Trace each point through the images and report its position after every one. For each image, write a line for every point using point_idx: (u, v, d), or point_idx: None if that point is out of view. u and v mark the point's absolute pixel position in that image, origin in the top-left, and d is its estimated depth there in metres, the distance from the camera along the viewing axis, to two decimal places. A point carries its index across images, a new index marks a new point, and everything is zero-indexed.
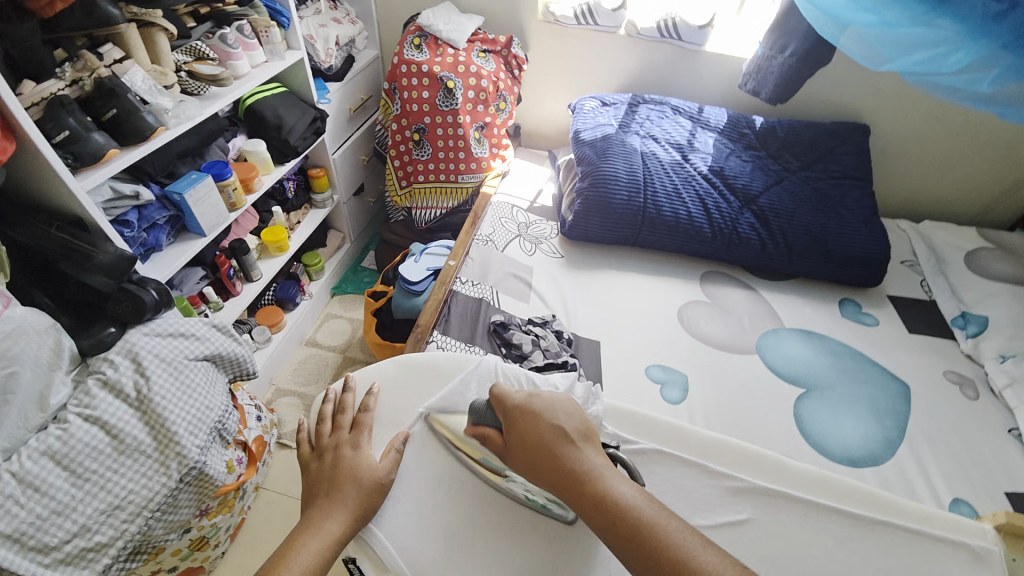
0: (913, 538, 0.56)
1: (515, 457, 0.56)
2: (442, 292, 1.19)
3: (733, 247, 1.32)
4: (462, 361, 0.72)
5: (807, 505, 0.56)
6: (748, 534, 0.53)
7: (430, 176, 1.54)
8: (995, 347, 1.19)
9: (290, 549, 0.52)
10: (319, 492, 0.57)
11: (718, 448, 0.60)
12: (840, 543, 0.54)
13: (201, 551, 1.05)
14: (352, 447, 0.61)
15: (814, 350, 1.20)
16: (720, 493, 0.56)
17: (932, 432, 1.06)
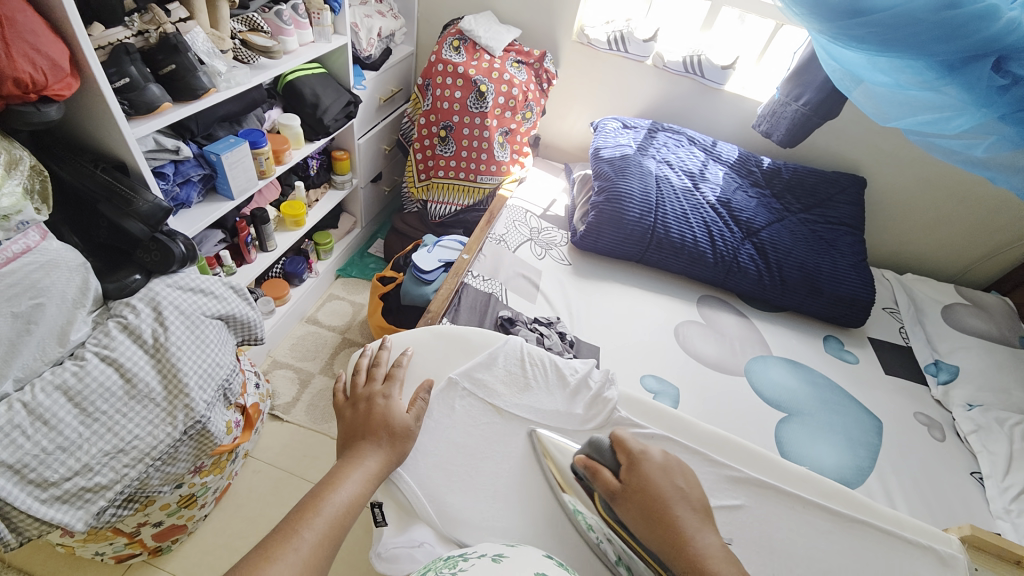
0: (890, 539, 0.60)
1: (629, 506, 0.53)
2: (453, 282, 1.23)
3: (731, 275, 1.39)
4: (488, 336, 0.75)
5: (794, 500, 0.61)
6: (740, 518, 0.59)
7: (450, 172, 1.60)
8: (964, 396, 1.28)
9: (335, 477, 0.54)
10: (357, 435, 0.60)
11: (715, 440, 0.66)
12: (821, 535, 0.59)
13: (188, 509, 1.06)
14: (385, 398, 0.64)
15: (797, 379, 1.27)
16: (718, 480, 0.62)
17: (901, 467, 1.13)
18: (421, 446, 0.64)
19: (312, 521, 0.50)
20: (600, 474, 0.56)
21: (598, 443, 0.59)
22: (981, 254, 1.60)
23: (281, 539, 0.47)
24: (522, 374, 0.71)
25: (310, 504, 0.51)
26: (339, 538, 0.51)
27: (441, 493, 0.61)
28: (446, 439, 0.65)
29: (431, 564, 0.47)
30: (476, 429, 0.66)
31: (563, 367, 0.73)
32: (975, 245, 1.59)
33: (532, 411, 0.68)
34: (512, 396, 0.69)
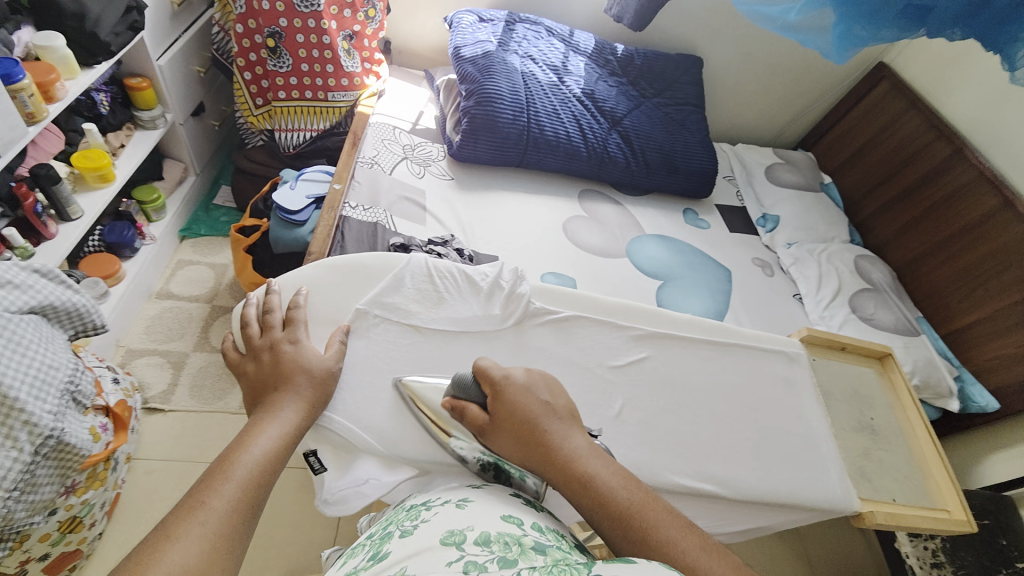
0: (757, 351, 0.74)
1: (497, 436, 0.54)
2: (331, 217, 1.11)
3: (604, 166, 1.47)
4: (390, 260, 0.71)
5: (685, 341, 0.72)
6: (644, 366, 0.69)
7: (292, 92, 1.36)
8: (784, 238, 1.59)
9: (248, 436, 0.50)
10: (266, 388, 0.55)
11: (619, 308, 0.73)
12: (707, 363, 0.71)
13: (74, 533, 0.91)
14: (292, 343, 0.59)
15: (667, 251, 1.46)
16: (624, 340, 0.70)
17: (747, 303, 1.41)
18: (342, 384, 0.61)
19: (230, 478, 0.46)
20: (466, 413, 0.56)
21: (462, 379, 0.58)
22: (791, 119, 1.90)
23: (193, 502, 0.44)
24: (433, 289, 0.69)
25: (221, 466, 0.47)
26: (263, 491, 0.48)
27: (377, 422, 0.60)
28: (371, 368, 0.63)
29: (393, 518, 0.51)
30: (398, 354, 0.64)
31: (472, 274, 0.71)
32: (786, 111, 1.88)
33: (452, 321, 0.67)
34: (428, 312, 0.67)
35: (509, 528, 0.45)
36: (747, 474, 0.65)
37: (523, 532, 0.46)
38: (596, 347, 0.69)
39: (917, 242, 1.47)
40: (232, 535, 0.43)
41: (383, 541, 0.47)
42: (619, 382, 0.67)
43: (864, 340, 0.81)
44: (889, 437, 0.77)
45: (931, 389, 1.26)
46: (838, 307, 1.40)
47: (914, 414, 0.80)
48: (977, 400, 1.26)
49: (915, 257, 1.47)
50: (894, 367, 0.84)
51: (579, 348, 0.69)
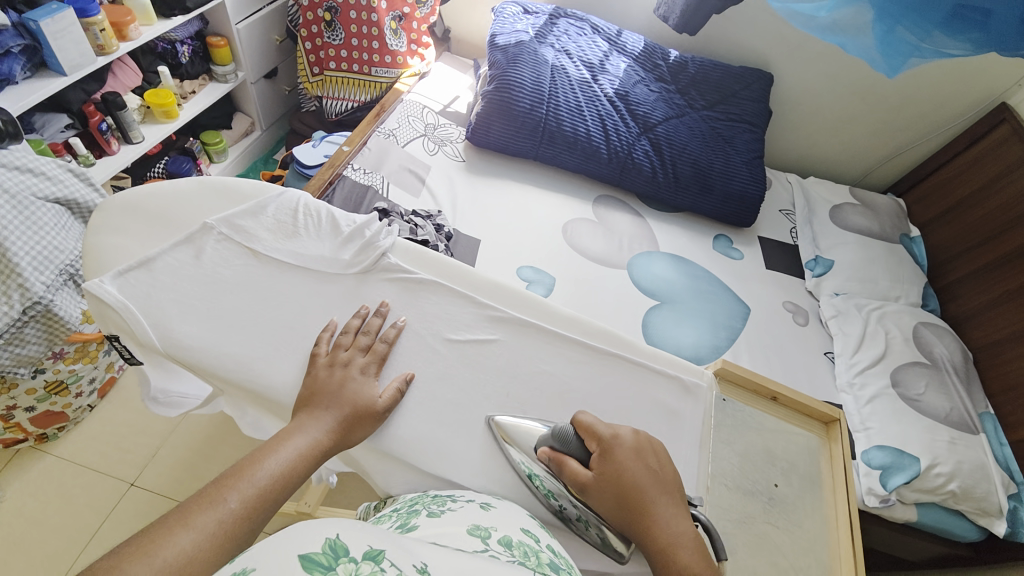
0: (644, 369, 0.65)
1: (600, 495, 0.53)
2: (329, 173, 1.18)
3: (626, 172, 1.38)
4: (264, 188, 0.70)
5: (556, 337, 0.66)
6: (492, 349, 0.64)
7: (341, 63, 1.48)
8: (833, 286, 1.35)
9: (276, 444, 0.53)
10: (322, 402, 0.57)
11: (491, 287, 0.69)
12: (574, 364, 0.65)
13: (60, 396, 1.07)
14: (359, 374, 0.59)
15: (678, 273, 1.32)
16: (477, 318, 0.66)
17: (755, 347, 1.22)
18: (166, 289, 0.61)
19: (220, 499, 0.47)
20: (567, 469, 0.54)
21: (562, 431, 0.56)
22: (882, 156, 1.62)
23: (174, 523, 0.44)
24: (292, 223, 0.68)
25: (258, 484, 0.50)
26: (261, 511, 0.49)
27: (168, 322, 0.59)
28: (203, 278, 0.62)
29: (419, 500, 0.54)
30: (227, 268, 0.63)
31: (339, 218, 0.70)
32: (874, 147, 1.61)
33: (293, 256, 0.65)
34: (275, 241, 0.66)
35: (527, 538, 0.47)
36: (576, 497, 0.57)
37: (539, 547, 0.46)
38: (462, 326, 0.66)
39: (1007, 320, 1.16)
40: (221, 557, 0.44)
41: (410, 515, 0.50)
42: (467, 361, 0.63)
43: (801, 393, 0.69)
44: (791, 513, 0.63)
45: (973, 501, 0.98)
46: (874, 377, 1.14)
47: (845, 501, 0.63)
48: None
49: (999, 338, 1.16)
50: (842, 436, 0.68)
51: (428, 313, 0.66)
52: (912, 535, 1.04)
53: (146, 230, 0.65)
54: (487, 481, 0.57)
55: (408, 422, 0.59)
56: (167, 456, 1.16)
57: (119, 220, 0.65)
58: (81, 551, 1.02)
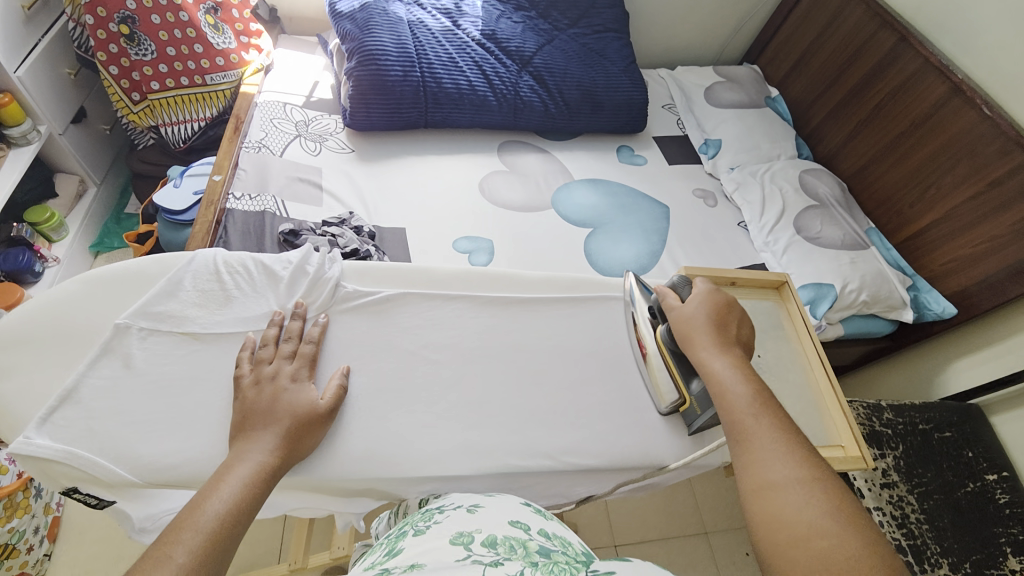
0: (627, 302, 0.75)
1: (675, 328, 0.66)
2: (212, 211, 1.03)
3: (519, 112, 1.37)
4: (166, 262, 0.66)
5: (532, 304, 0.75)
6: (496, 326, 0.72)
7: (165, 81, 1.26)
8: (727, 162, 1.48)
9: (218, 480, 0.51)
10: (257, 422, 0.55)
11: (458, 275, 0.75)
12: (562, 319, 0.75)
13: (10, 559, 0.95)
14: (290, 381, 0.59)
15: (597, 195, 1.37)
16: (469, 307, 0.72)
17: (684, 239, 1.33)
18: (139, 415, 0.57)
19: (166, 555, 0.44)
20: (666, 300, 0.69)
21: (677, 281, 0.71)
22: (731, 29, 1.74)
23: None
24: (218, 288, 0.65)
25: (209, 527, 0.47)
26: (216, 553, 0.46)
27: (132, 448, 0.56)
28: (162, 380, 0.59)
29: (409, 520, 0.57)
30: (170, 363, 0.60)
31: (271, 264, 0.68)
32: (723, 23, 1.72)
33: (237, 321, 0.64)
34: (209, 316, 0.63)
35: (514, 532, 0.51)
36: (594, 440, 0.68)
37: (528, 537, 0.50)
38: (448, 321, 0.71)
39: (867, 146, 1.36)
40: None
41: (398, 538, 0.53)
42: (452, 354, 0.68)
43: (753, 273, 0.76)
44: (776, 373, 0.73)
45: (882, 302, 1.19)
46: (782, 230, 1.30)
47: (811, 346, 0.75)
48: (932, 308, 1.19)
49: (863, 164, 1.37)
50: (792, 296, 0.79)
51: (413, 327, 0.69)
52: (844, 345, 1.26)
53: (45, 356, 0.60)
54: (515, 458, 0.64)
55: (429, 437, 0.63)
56: None
57: (5, 357, 0.59)
58: None
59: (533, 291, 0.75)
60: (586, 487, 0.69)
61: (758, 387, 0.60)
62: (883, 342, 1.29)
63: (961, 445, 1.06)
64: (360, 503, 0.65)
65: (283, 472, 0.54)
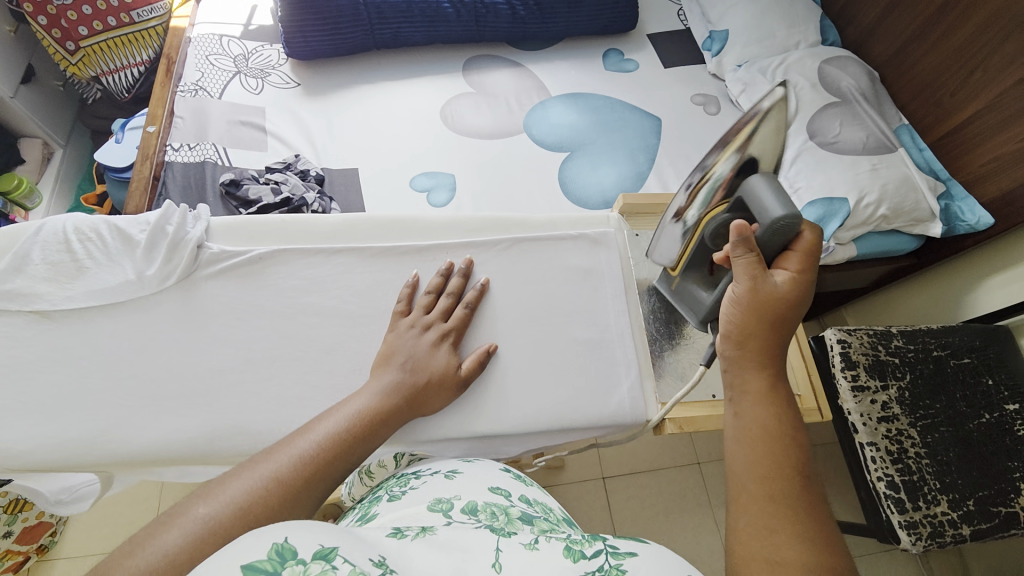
0: (541, 243, 0.74)
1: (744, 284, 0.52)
2: (148, 167, 0.96)
3: (482, 20, 1.20)
4: (14, 235, 0.66)
5: (440, 251, 0.71)
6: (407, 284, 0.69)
7: (93, 24, 1.15)
8: (735, 58, 1.25)
9: (340, 405, 0.53)
10: (396, 359, 0.59)
11: (347, 226, 0.73)
12: (478, 267, 0.71)
13: None
14: (447, 347, 0.62)
15: (576, 112, 1.21)
16: (365, 256, 0.70)
17: (677, 155, 1.17)
18: (52, 394, 0.60)
19: (289, 449, 0.46)
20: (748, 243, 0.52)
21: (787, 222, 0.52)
22: None
23: (225, 479, 0.42)
24: (71, 260, 0.65)
25: (334, 436, 0.48)
26: (337, 463, 0.47)
27: None
28: (82, 356, 0.62)
29: (384, 485, 0.53)
30: (18, 347, 0.61)
31: (128, 227, 0.68)
32: None
33: (90, 292, 0.64)
34: (59, 291, 0.63)
35: (496, 499, 0.47)
36: (509, 400, 0.66)
37: (510, 503, 0.46)
38: (354, 273, 0.69)
39: (906, 22, 1.13)
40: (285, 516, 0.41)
41: (371, 503, 0.49)
42: (342, 317, 0.67)
43: None
44: None
45: (905, 215, 1.03)
46: (794, 137, 1.11)
47: None
48: (966, 219, 1.02)
49: (901, 46, 1.14)
50: None
51: (294, 290, 0.68)
52: (859, 266, 1.12)
53: None
54: None
55: None
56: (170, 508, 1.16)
57: None
58: None
59: (430, 238, 0.72)
60: (518, 445, 0.67)
61: (784, 409, 0.48)
62: (906, 260, 1.14)
63: (980, 372, 0.96)
64: None
65: (415, 410, 0.57)
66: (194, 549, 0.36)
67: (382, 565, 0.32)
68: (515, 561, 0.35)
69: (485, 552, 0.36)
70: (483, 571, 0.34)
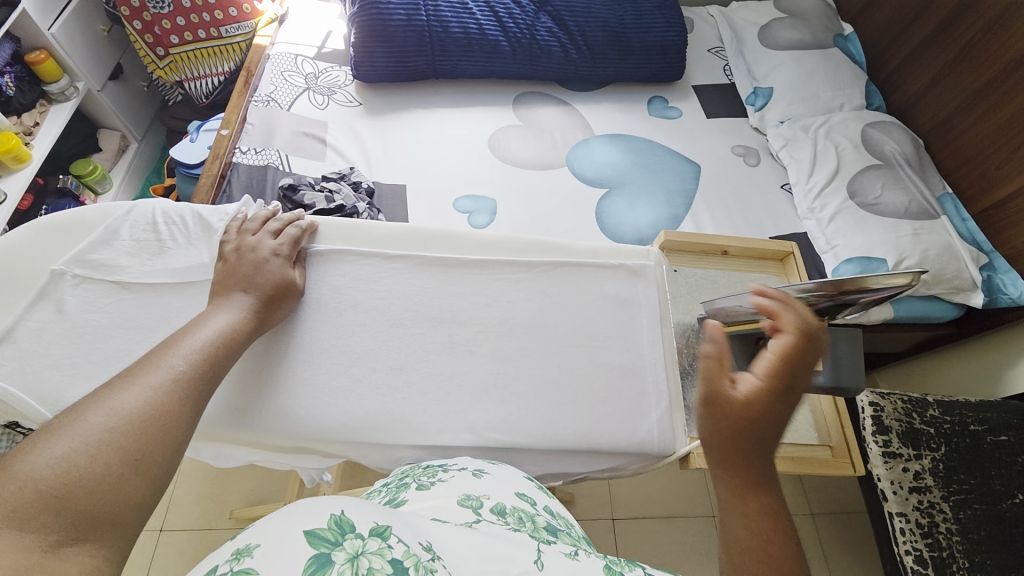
0: (583, 271, 0.75)
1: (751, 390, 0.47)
2: (217, 166, 1.04)
3: (536, 60, 1.27)
4: (107, 211, 0.71)
5: (481, 267, 0.74)
6: (446, 296, 0.72)
7: (184, 34, 1.28)
8: (777, 114, 1.28)
9: (192, 324, 0.56)
10: (236, 285, 0.61)
11: (402, 235, 0.75)
12: (515, 286, 0.73)
13: None
14: (276, 259, 0.65)
15: (619, 152, 1.25)
16: (408, 267, 0.72)
17: (713, 201, 1.19)
18: (108, 360, 0.64)
19: (162, 363, 0.50)
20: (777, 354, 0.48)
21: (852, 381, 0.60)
22: None
23: (110, 390, 0.46)
24: (153, 239, 0.71)
25: (200, 348, 0.53)
26: (212, 367, 0.53)
27: (52, 393, 0.61)
28: (137, 330, 0.66)
29: (409, 473, 0.57)
30: (96, 311, 0.66)
31: (207, 215, 0.73)
32: None
33: (168, 270, 0.69)
34: (141, 266, 0.69)
35: (523, 505, 0.50)
36: (531, 418, 0.66)
37: (535, 511, 0.49)
38: (397, 279, 0.72)
39: (951, 94, 1.15)
40: (158, 429, 0.45)
41: (399, 489, 0.53)
42: (380, 318, 0.69)
43: (746, 242, 0.82)
44: None
45: (945, 282, 1.02)
46: (833, 195, 1.12)
47: None
48: (1008, 292, 1.01)
49: (946, 116, 1.16)
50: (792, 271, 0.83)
51: (347, 288, 0.70)
52: (896, 330, 1.09)
53: None
54: None
55: None
56: (184, 493, 1.18)
57: None
58: None
59: (477, 254, 0.74)
60: (539, 464, 0.66)
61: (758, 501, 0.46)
62: (946, 329, 1.11)
63: (1018, 452, 0.92)
64: (314, 456, 0.66)
65: (268, 323, 0.62)
66: (94, 449, 0.41)
67: (429, 550, 0.37)
68: (555, 562, 0.40)
69: (528, 550, 0.40)
70: (525, 567, 0.38)
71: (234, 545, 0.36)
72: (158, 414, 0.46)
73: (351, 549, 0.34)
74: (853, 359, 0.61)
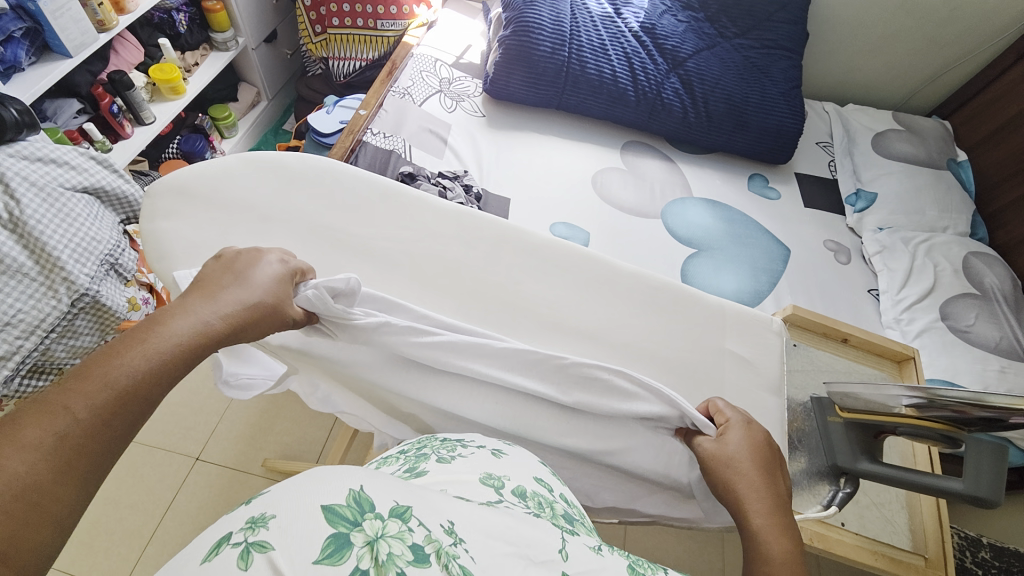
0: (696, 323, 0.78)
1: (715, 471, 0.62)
2: (350, 140, 1.13)
3: (656, 114, 1.33)
4: (307, 162, 0.79)
5: (587, 293, 0.77)
6: (550, 313, 0.75)
7: (345, 19, 1.42)
8: (876, 221, 1.28)
9: (175, 312, 0.49)
10: (226, 284, 0.54)
11: (542, 249, 0.80)
12: (615, 320, 0.76)
13: None
14: (278, 267, 0.61)
15: (713, 217, 1.28)
16: (522, 278, 0.77)
17: (798, 288, 1.19)
18: None
19: (127, 362, 0.43)
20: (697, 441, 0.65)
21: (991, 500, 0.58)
22: (930, 75, 1.51)
23: (64, 394, 0.40)
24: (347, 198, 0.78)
25: (174, 349, 0.46)
26: (152, 394, 0.44)
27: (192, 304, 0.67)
28: None
29: (428, 444, 0.55)
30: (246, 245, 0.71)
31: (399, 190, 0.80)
32: (921, 67, 1.50)
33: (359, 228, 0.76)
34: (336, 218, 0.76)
35: (542, 489, 0.49)
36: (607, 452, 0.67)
37: (554, 498, 0.49)
38: (509, 283, 0.76)
39: None
40: (97, 456, 0.40)
41: (419, 459, 0.51)
42: (485, 316, 0.73)
43: (869, 335, 0.86)
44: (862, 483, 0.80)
45: None
46: (923, 312, 1.12)
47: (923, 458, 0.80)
48: None
49: None
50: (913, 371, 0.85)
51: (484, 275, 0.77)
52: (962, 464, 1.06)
53: (193, 211, 0.73)
54: None
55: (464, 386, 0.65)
56: (227, 430, 1.23)
57: (170, 205, 0.73)
58: (160, 521, 1.10)
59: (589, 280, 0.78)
60: (612, 493, 0.68)
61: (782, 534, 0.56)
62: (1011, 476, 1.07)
63: None
64: (399, 427, 0.69)
65: (235, 339, 0.52)
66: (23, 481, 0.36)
67: (450, 533, 0.36)
68: (577, 552, 0.40)
69: (553, 537, 0.40)
70: (548, 554, 0.38)
71: (247, 514, 0.36)
72: (18, 502, 0.36)
73: (369, 531, 0.34)
74: (998, 478, 0.58)
